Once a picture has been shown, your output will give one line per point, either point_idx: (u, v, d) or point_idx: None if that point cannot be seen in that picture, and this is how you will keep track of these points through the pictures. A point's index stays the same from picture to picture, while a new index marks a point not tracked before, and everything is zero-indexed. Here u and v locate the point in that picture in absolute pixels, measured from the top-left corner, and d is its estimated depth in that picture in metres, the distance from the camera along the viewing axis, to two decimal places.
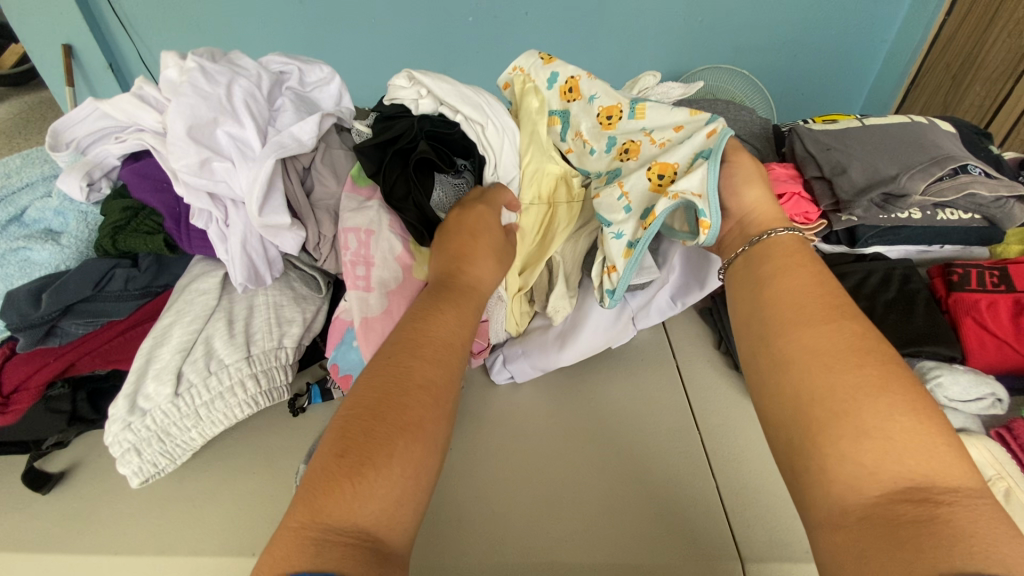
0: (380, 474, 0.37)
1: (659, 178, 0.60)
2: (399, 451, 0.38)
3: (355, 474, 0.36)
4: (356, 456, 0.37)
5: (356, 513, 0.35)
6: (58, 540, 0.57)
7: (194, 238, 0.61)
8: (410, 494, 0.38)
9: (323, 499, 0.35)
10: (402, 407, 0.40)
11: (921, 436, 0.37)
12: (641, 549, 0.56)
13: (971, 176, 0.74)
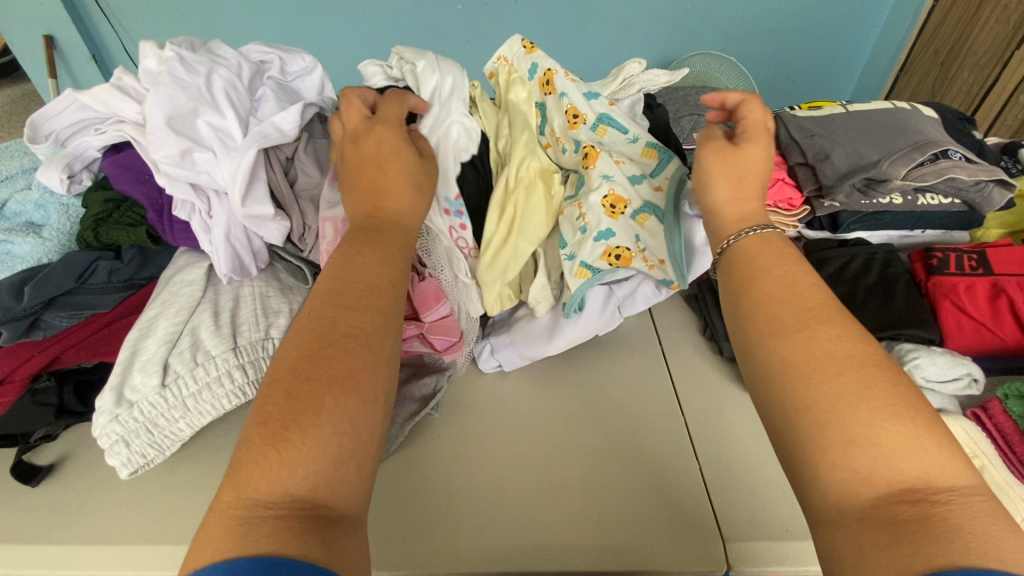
0: (307, 439, 0.37)
1: (613, 208, 0.67)
2: (327, 411, 0.38)
3: (280, 440, 0.37)
4: (281, 423, 0.37)
5: (288, 480, 0.36)
6: (51, 531, 0.58)
7: (178, 230, 0.61)
8: (348, 453, 0.38)
9: (254, 469, 0.36)
10: (325, 364, 0.40)
11: (905, 427, 0.37)
12: (623, 529, 0.58)
13: (952, 160, 0.74)
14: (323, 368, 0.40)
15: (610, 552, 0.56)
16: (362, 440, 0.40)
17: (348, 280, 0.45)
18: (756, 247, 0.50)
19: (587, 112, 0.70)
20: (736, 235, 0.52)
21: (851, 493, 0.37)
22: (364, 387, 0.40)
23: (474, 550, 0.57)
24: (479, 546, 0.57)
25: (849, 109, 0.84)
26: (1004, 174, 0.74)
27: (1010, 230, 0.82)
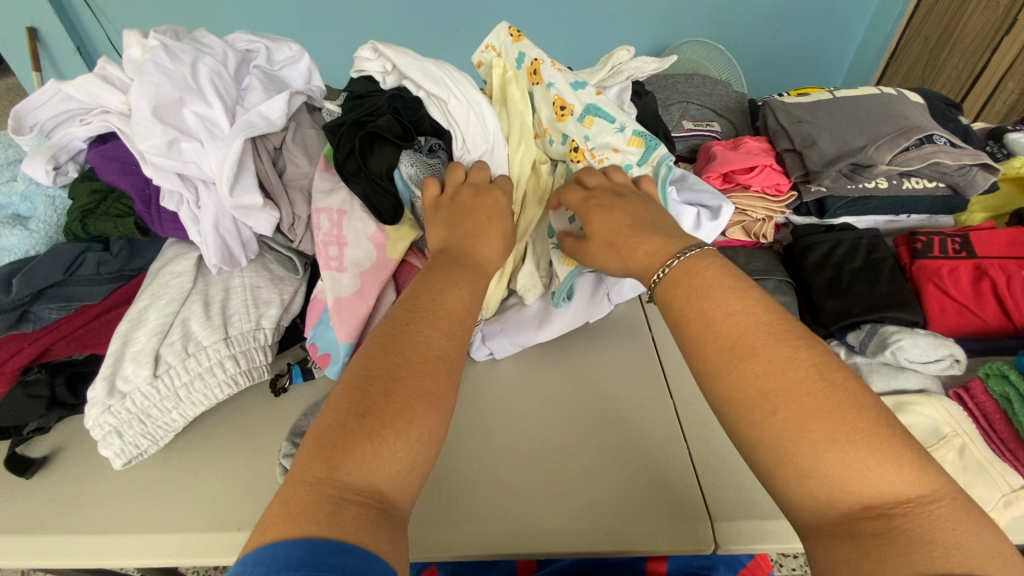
0: (400, 438, 0.37)
1: None
2: (417, 417, 0.38)
3: (375, 435, 0.36)
4: (378, 419, 0.37)
5: (371, 474, 0.35)
6: (44, 522, 0.58)
7: (166, 221, 0.61)
8: (418, 462, 0.38)
9: (344, 457, 0.35)
10: (422, 381, 0.40)
11: (871, 425, 0.37)
12: (615, 512, 0.59)
13: (936, 145, 0.75)
14: (409, 379, 0.39)
15: (602, 533, 0.57)
16: (432, 454, 0.39)
17: (439, 302, 0.46)
18: (683, 279, 0.47)
19: (574, 103, 0.69)
20: (660, 276, 0.49)
21: (821, 499, 0.37)
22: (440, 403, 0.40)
23: (468, 534, 0.58)
24: (472, 529, 0.58)
25: (836, 95, 0.84)
26: (988, 158, 0.75)
27: (994, 213, 0.83)
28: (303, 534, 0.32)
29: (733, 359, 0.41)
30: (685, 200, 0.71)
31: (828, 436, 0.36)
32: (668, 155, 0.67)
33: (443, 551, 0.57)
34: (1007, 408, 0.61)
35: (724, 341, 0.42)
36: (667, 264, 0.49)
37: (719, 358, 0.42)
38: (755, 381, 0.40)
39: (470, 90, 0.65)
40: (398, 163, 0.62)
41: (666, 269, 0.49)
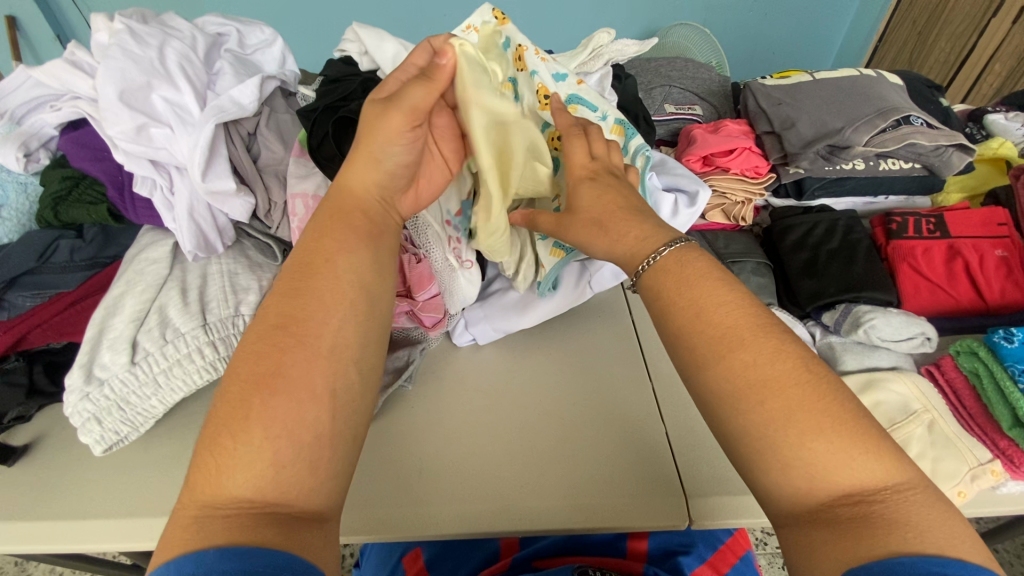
0: (245, 444, 0.37)
1: None
2: (263, 414, 0.38)
3: (217, 450, 0.37)
4: (222, 431, 0.37)
5: (235, 486, 0.36)
6: (27, 508, 0.58)
7: (140, 208, 0.60)
8: (294, 457, 0.37)
9: (202, 481, 0.36)
10: (273, 371, 0.39)
11: (842, 391, 0.38)
12: (594, 491, 0.59)
13: (913, 126, 0.76)
14: (268, 374, 0.39)
15: (579, 510, 0.58)
16: (305, 443, 0.38)
17: (324, 264, 0.44)
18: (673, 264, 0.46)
19: (557, 93, 0.67)
20: (647, 264, 0.48)
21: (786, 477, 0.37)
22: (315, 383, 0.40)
23: (447, 514, 0.58)
24: (452, 508, 0.59)
25: (817, 77, 0.84)
26: (964, 139, 0.76)
27: (969, 194, 0.85)
28: (182, 551, 0.33)
29: (723, 347, 0.41)
30: (663, 184, 0.71)
31: (802, 405, 0.37)
32: (644, 145, 0.68)
33: (423, 531, 0.58)
34: (976, 383, 0.62)
35: (717, 321, 0.42)
36: (658, 251, 0.47)
37: (691, 335, 0.43)
38: (743, 371, 0.39)
39: None
40: None
41: (652, 259, 0.47)
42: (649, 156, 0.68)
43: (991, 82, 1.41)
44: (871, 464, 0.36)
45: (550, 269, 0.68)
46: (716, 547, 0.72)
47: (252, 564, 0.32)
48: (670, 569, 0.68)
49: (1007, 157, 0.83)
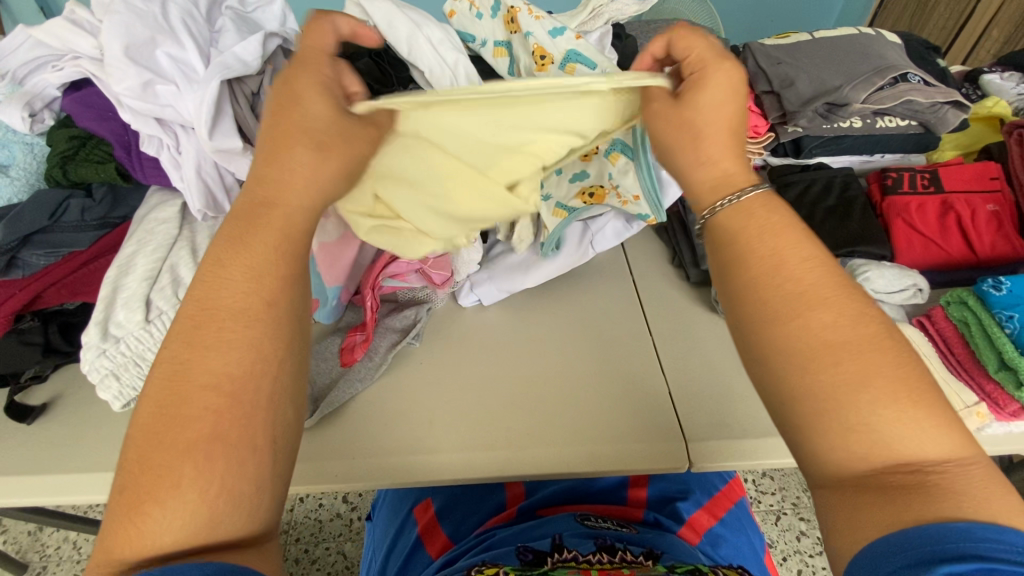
0: (167, 504, 0.36)
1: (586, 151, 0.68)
2: (171, 479, 0.37)
3: (136, 514, 0.36)
4: (138, 494, 0.36)
5: (153, 545, 0.35)
6: (49, 463, 0.60)
7: (148, 167, 0.62)
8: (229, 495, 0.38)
9: (117, 538, 0.36)
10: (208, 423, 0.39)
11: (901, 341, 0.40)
12: (597, 439, 0.62)
13: (910, 83, 0.77)
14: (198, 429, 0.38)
15: (584, 456, 0.61)
16: (244, 485, 0.38)
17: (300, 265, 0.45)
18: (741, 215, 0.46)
19: (553, 53, 0.69)
20: (709, 214, 0.48)
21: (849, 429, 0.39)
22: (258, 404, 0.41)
23: (457, 461, 0.61)
24: (461, 457, 0.61)
25: (815, 35, 0.84)
26: (960, 96, 0.77)
27: (963, 152, 0.86)
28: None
29: (799, 307, 0.41)
30: None
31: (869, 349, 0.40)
32: None
33: (433, 477, 0.60)
34: (964, 330, 0.64)
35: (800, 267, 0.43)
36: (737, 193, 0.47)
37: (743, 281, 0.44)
38: (818, 331, 0.40)
39: (453, 37, 0.67)
40: None
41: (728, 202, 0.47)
42: None
43: (989, 47, 1.39)
44: (940, 439, 0.37)
45: (556, 228, 0.70)
46: (712, 494, 0.76)
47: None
48: (668, 514, 0.71)
49: (1001, 116, 0.85)
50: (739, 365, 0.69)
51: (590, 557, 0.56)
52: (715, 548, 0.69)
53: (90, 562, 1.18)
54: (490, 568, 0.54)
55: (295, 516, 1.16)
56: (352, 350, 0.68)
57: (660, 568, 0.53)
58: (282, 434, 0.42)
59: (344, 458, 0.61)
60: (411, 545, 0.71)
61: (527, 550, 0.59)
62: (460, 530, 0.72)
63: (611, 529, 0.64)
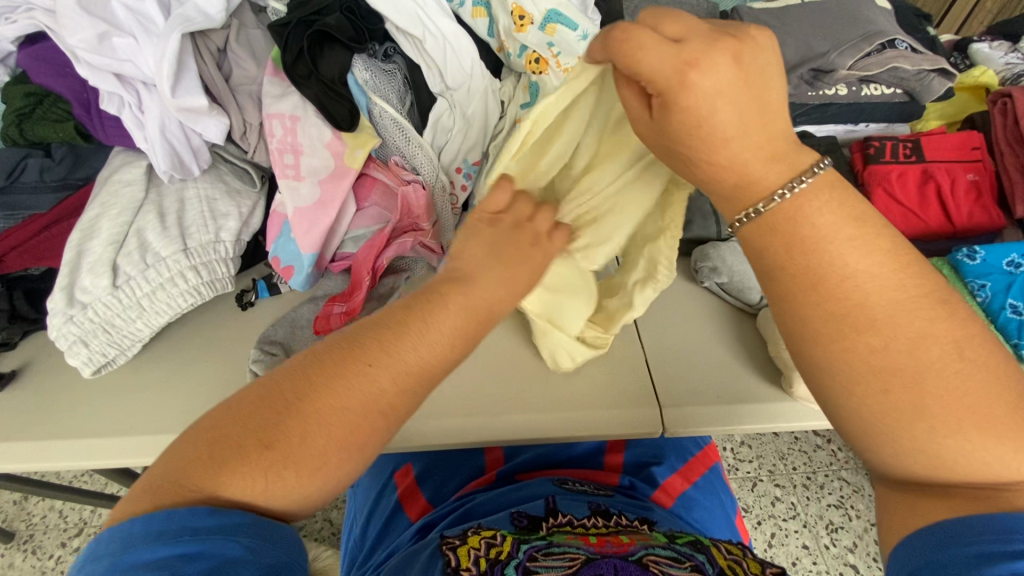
0: (303, 475, 0.36)
1: None
2: (302, 452, 0.36)
3: (269, 469, 0.35)
4: (282, 455, 0.36)
5: (252, 492, 0.35)
6: (22, 430, 0.59)
7: (109, 127, 0.59)
8: (336, 471, 0.37)
9: (200, 469, 0.35)
10: (306, 393, 0.37)
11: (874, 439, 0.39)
12: (574, 405, 0.62)
13: (897, 50, 0.76)
14: (327, 386, 0.37)
15: (562, 421, 0.61)
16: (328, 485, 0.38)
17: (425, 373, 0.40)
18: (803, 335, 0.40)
19: (533, 12, 0.66)
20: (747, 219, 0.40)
21: None
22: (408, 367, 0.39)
23: (436, 427, 0.61)
24: (440, 422, 0.61)
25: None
26: (946, 64, 0.76)
27: (946, 122, 0.86)
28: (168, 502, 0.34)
29: (853, 327, 0.37)
30: None
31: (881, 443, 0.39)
32: None
33: (412, 443, 0.61)
34: None
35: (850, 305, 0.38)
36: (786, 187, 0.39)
37: None
38: (880, 355, 0.37)
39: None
40: (350, 66, 0.61)
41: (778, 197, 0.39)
42: None
43: (982, 18, 1.39)
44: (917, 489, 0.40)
45: None
46: (686, 459, 0.78)
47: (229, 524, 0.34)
48: (644, 479, 0.73)
49: (988, 85, 0.84)
50: (716, 334, 0.69)
51: (585, 521, 0.56)
52: (688, 511, 0.71)
53: (78, 530, 1.19)
54: (486, 531, 0.52)
55: None
56: (326, 320, 0.64)
57: (661, 537, 0.51)
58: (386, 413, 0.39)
59: None
60: (392, 509, 0.72)
61: (522, 515, 0.58)
62: (440, 493, 0.73)
63: (590, 493, 0.66)
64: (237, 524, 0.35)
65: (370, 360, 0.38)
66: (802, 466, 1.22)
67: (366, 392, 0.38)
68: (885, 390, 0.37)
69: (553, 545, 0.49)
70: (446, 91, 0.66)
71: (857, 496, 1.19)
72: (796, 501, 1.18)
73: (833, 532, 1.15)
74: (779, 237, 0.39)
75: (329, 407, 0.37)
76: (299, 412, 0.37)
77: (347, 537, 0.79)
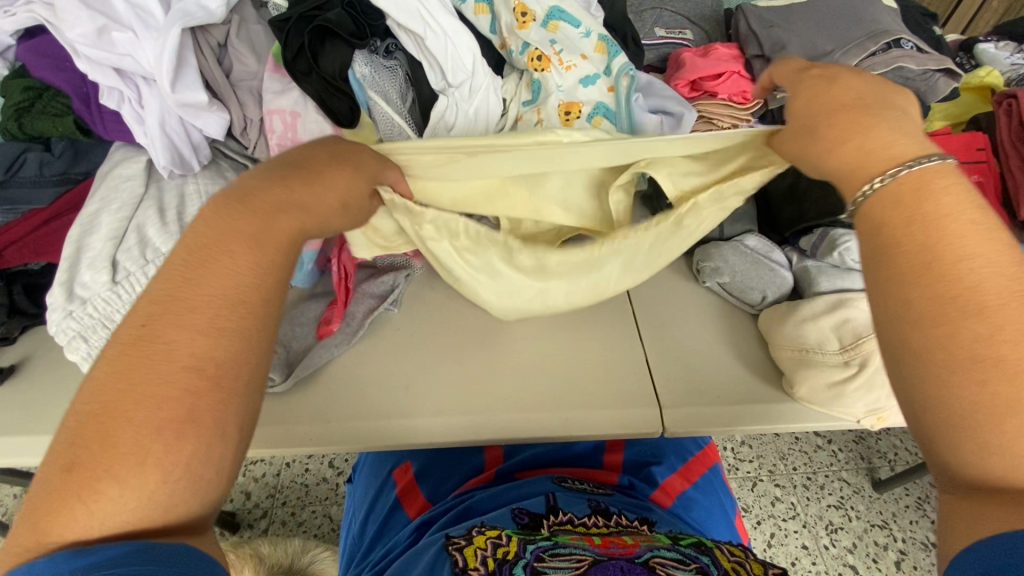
0: (127, 485, 0.31)
1: (567, 115, 0.66)
2: (129, 468, 0.31)
3: (87, 492, 0.30)
4: (110, 470, 0.31)
5: (95, 529, 0.31)
6: (21, 425, 0.59)
7: (109, 121, 0.59)
8: (171, 467, 0.32)
9: (40, 523, 0.30)
10: (108, 406, 0.32)
11: None
12: (575, 404, 0.62)
13: (902, 50, 0.75)
14: (121, 387, 0.32)
15: (562, 420, 0.61)
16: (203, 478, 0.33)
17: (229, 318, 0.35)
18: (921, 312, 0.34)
19: (536, 8, 0.66)
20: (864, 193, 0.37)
21: None
22: (202, 310, 0.34)
23: (437, 425, 0.61)
24: (441, 421, 0.61)
25: None
26: (952, 64, 0.76)
27: (951, 123, 0.86)
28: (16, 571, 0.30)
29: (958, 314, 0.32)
30: (650, 106, 0.69)
31: None
32: (628, 64, 0.66)
33: (412, 441, 0.61)
34: None
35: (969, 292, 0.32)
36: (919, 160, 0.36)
37: None
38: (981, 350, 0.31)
39: None
40: (351, 61, 0.60)
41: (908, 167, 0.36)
42: (634, 76, 0.66)
43: (988, 18, 1.38)
44: None
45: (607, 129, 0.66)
46: (685, 459, 0.78)
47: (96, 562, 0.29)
48: (643, 478, 0.73)
49: (993, 86, 0.84)
50: (717, 335, 0.69)
51: (586, 520, 0.56)
52: (687, 510, 0.70)
53: None
54: (491, 531, 0.52)
55: (281, 481, 1.17)
56: (327, 321, 0.65)
57: (665, 539, 0.50)
58: (195, 364, 0.33)
59: (321, 422, 0.60)
60: (391, 506, 0.72)
61: (523, 512, 0.58)
62: (438, 491, 0.73)
63: (590, 492, 0.66)
64: (112, 558, 0.30)
65: (160, 332, 0.33)
66: (802, 466, 1.22)
67: (173, 360, 0.33)
68: (982, 382, 0.31)
69: (559, 546, 0.48)
70: (447, 88, 0.65)
71: (857, 496, 1.19)
72: (796, 501, 1.18)
73: (832, 532, 1.15)
74: (900, 211, 0.36)
75: (123, 398, 0.32)
76: (112, 435, 0.31)
77: (345, 534, 0.79)
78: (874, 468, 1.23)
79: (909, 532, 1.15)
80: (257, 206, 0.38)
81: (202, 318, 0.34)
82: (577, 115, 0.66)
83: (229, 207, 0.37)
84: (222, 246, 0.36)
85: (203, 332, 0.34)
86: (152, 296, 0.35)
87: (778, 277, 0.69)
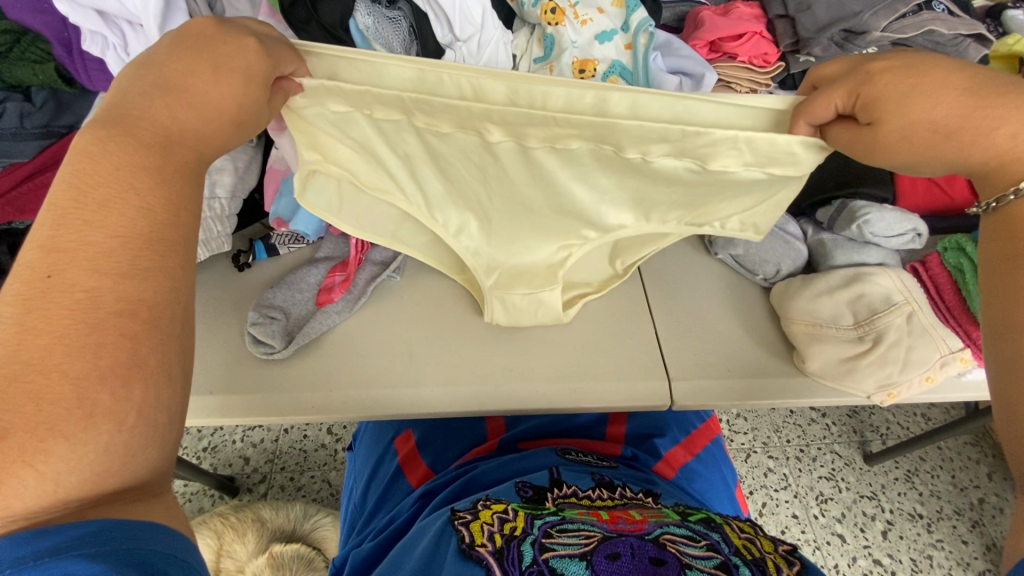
0: (76, 442, 0.30)
1: (580, 74, 0.63)
2: (99, 411, 0.31)
3: (31, 455, 0.29)
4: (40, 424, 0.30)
5: (51, 493, 0.29)
6: None
7: (93, 70, 0.55)
8: (123, 415, 0.32)
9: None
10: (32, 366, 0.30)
11: None
12: (581, 376, 0.61)
13: (934, 12, 0.71)
14: (37, 330, 0.31)
15: (568, 391, 0.60)
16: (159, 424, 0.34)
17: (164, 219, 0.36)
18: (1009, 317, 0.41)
19: None
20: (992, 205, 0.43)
21: None
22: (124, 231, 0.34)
23: (439, 395, 0.59)
24: (443, 390, 0.60)
25: None
26: (984, 29, 0.72)
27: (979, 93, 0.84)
28: None
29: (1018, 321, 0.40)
30: (667, 67, 0.65)
31: None
32: (648, 19, 0.62)
33: (415, 411, 0.59)
34: (958, 277, 0.63)
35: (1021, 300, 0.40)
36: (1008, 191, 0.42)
37: None
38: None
39: None
40: (352, 10, 0.55)
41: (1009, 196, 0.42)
42: (652, 34, 0.62)
43: None
44: None
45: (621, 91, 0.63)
46: (688, 431, 0.78)
47: (68, 539, 0.28)
48: (645, 450, 0.73)
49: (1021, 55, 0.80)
50: (727, 308, 0.67)
51: (589, 492, 0.56)
52: (690, 482, 0.70)
53: None
54: (498, 505, 0.51)
55: (281, 447, 1.17)
56: (329, 290, 0.63)
57: (674, 515, 0.50)
58: (127, 309, 0.33)
59: (320, 390, 0.59)
60: (392, 474, 0.72)
61: (526, 486, 0.57)
62: (440, 459, 0.73)
63: (593, 464, 0.65)
64: (83, 536, 0.29)
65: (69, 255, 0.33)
66: (796, 439, 1.23)
67: (76, 298, 0.32)
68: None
69: (567, 521, 0.48)
70: (454, 43, 0.61)
71: (848, 468, 1.21)
72: (788, 471, 1.20)
73: (823, 502, 1.17)
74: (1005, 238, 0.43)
75: (58, 353, 0.31)
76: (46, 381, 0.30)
77: (346, 500, 0.79)
78: (867, 441, 1.24)
79: (898, 503, 1.17)
80: (147, 142, 0.37)
81: (118, 261, 0.34)
82: (591, 73, 0.62)
83: (113, 139, 0.37)
84: (122, 190, 0.36)
85: (125, 278, 0.34)
86: (44, 245, 0.33)
87: (792, 249, 0.68)
